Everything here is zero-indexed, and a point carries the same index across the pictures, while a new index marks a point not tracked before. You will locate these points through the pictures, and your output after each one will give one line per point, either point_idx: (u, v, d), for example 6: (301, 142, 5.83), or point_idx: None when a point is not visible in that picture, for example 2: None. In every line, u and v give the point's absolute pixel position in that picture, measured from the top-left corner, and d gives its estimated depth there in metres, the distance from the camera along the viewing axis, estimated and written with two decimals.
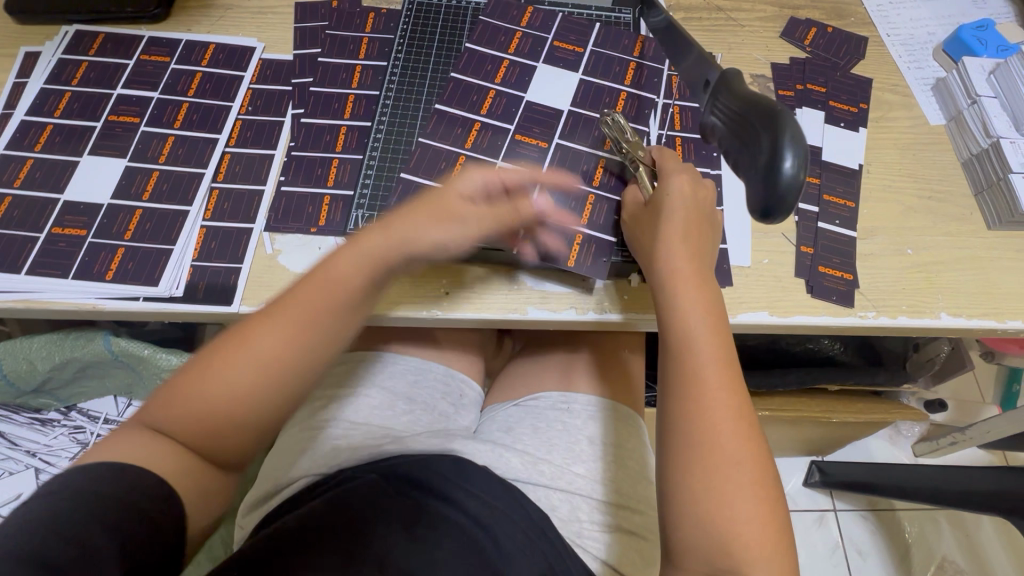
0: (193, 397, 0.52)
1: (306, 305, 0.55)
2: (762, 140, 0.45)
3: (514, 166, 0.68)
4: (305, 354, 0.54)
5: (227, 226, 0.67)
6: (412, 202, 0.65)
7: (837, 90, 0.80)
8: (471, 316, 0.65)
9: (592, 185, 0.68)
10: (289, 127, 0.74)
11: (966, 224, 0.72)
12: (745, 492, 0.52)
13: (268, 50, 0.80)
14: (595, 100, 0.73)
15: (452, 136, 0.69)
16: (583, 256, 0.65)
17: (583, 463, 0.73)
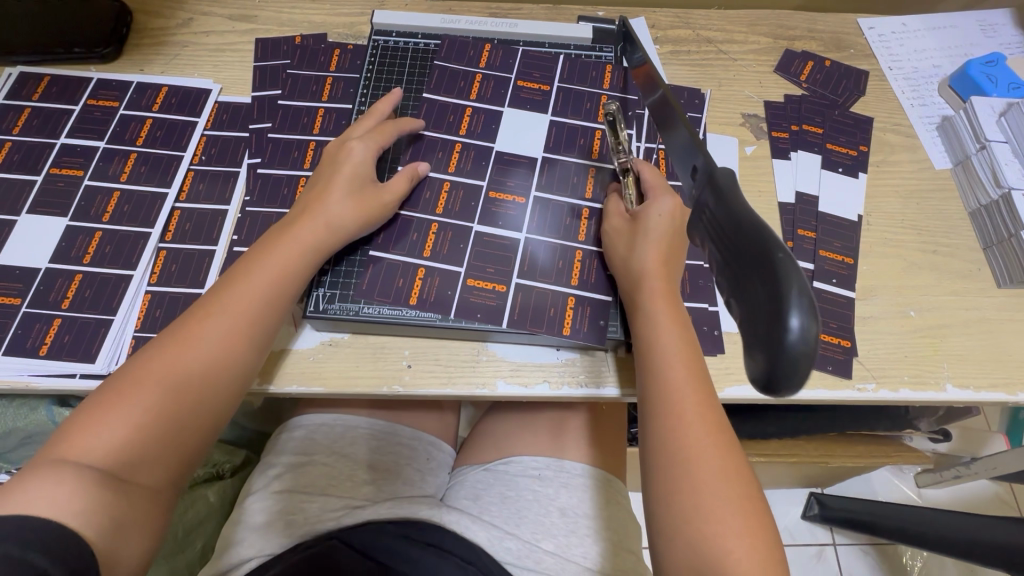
0: (108, 417, 0.47)
1: (234, 301, 0.53)
2: (754, 276, 0.31)
3: (491, 229, 0.63)
4: (237, 347, 0.53)
5: (174, 292, 0.62)
6: (388, 282, 0.60)
7: (834, 131, 0.75)
8: (439, 392, 0.59)
9: (577, 241, 0.63)
10: (244, 179, 0.69)
11: (973, 282, 0.67)
12: (728, 507, 0.47)
13: (225, 92, 0.75)
14: (569, 141, 0.68)
15: (422, 200, 0.64)
16: (567, 328, 0.60)
17: (553, 538, 0.68)
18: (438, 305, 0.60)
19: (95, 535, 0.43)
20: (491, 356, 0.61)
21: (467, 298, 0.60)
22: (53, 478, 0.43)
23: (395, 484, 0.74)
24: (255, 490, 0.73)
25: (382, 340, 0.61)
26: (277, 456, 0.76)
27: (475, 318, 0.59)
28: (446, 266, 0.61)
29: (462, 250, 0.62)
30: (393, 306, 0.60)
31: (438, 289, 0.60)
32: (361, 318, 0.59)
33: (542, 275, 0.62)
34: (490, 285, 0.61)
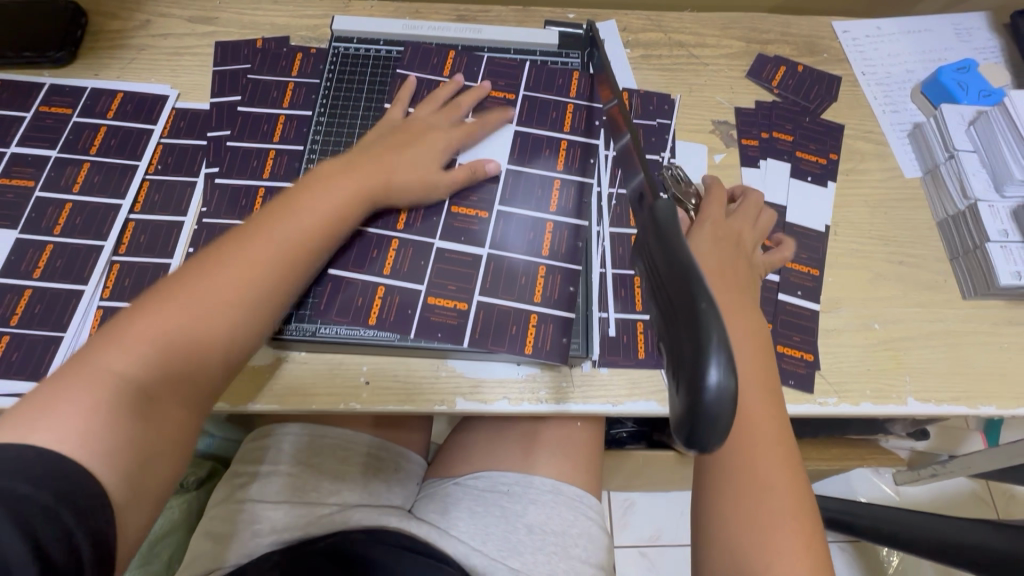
0: (139, 333, 0.46)
1: (276, 237, 0.53)
2: (683, 320, 0.30)
3: (452, 245, 0.62)
4: (273, 295, 0.53)
5: (124, 307, 0.61)
6: (346, 302, 0.59)
7: (804, 139, 0.74)
8: (397, 409, 0.58)
9: (541, 255, 0.62)
10: (201, 189, 0.68)
11: (938, 293, 0.66)
12: (783, 500, 0.49)
13: (183, 98, 0.73)
14: (533, 151, 0.67)
15: (382, 216, 0.63)
16: (526, 346, 0.59)
17: (520, 556, 0.68)
18: (397, 325, 0.59)
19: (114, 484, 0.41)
20: (451, 372, 0.60)
21: (427, 316, 0.59)
22: (67, 406, 0.41)
23: (361, 494, 0.74)
24: (218, 501, 0.72)
25: (338, 357, 0.60)
26: (242, 467, 0.74)
27: (435, 337, 0.58)
28: (406, 284, 0.60)
29: (423, 267, 0.61)
30: (351, 326, 0.59)
31: (397, 308, 0.59)
32: (318, 339, 0.59)
33: (505, 292, 0.60)
34: (452, 303, 0.60)
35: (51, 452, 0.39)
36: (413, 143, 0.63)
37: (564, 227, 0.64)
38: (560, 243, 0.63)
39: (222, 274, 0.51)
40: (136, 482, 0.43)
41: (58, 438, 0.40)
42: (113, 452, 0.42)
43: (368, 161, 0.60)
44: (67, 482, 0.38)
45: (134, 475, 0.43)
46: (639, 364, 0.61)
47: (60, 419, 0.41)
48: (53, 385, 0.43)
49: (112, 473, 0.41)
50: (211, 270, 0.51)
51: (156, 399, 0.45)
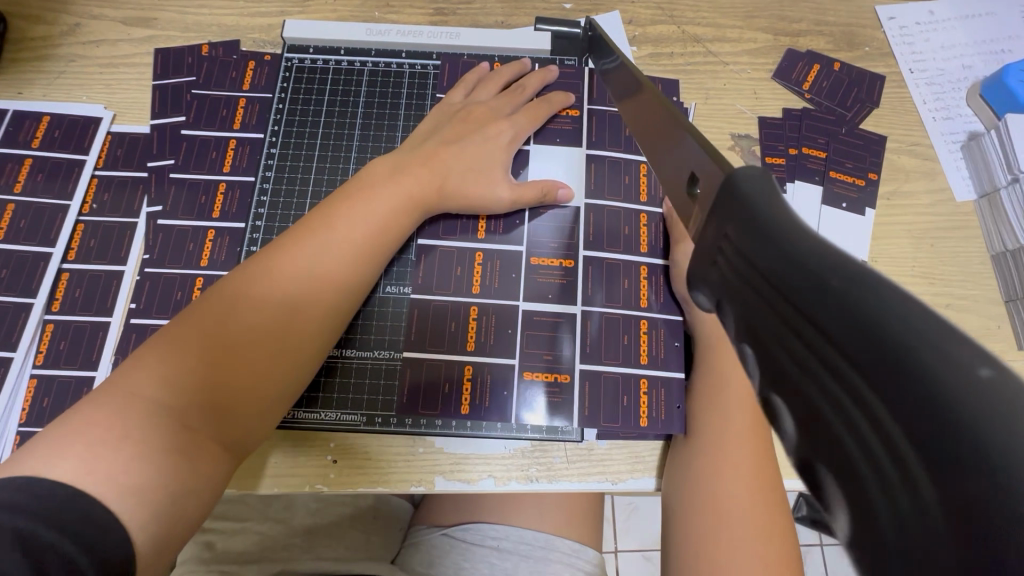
0: (185, 345, 0.43)
1: (335, 236, 0.49)
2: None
3: (538, 305, 0.56)
4: (328, 303, 0.49)
5: (59, 376, 0.54)
6: (433, 391, 0.53)
7: (839, 155, 0.63)
8: (369, 491, 0.51)
9: (641, 307, 0.56)
10: (143, 231, 0.59)
11: (989, 342, 0.57)
12: (749, 554, 0.44)
13: (118, 120, 0.63)
14: (612, 181, 0.60)
15: (455, 281, 0.56)
16: (518, 413, 0.53)
17: None
18: (494, 411, 0.53)
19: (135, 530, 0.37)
20: (429, 448, 0.52)
21: (523, 394, 0.53)
22: (96, 440, 0.38)
23: (341, 550, 0.67)
24: (187, 557, 0.65)
25: (299, 433, 0.52)
26: (213, 520, 0.68)
27: (439, 423, 0.52)
28: (498, 359, 0.54)
29: (512, 337, 0.54)
30: (443, 420, 0.52)
31: (491, 391, 0.53)
32: (300, 425, 0.52)
33: (608, 358, 0.54)
34: (553, 374, 0.54)
35: (80, 488, 0.36)
36: (460, 152, 0.56)
37: (660, 271, 0.57)
38: (659, 289, 0.57)
39: (239, 314, 0.45)
40: (168, 521, 0.39)
41: (81, 472, 0.37)
42: (141, 488, 0.38)
43: (392, 177, 0.53)
44: (92, 526, 0.35)
45: (165, 512, 0.39)
46: (644, 435, 0.53)
47: (88, 446, 0.38)
48: (85, 414, 0.40)
49: (136, 513, 0.37)
50: (226, 316, 0.45)
51: (187, 425, 0.41)
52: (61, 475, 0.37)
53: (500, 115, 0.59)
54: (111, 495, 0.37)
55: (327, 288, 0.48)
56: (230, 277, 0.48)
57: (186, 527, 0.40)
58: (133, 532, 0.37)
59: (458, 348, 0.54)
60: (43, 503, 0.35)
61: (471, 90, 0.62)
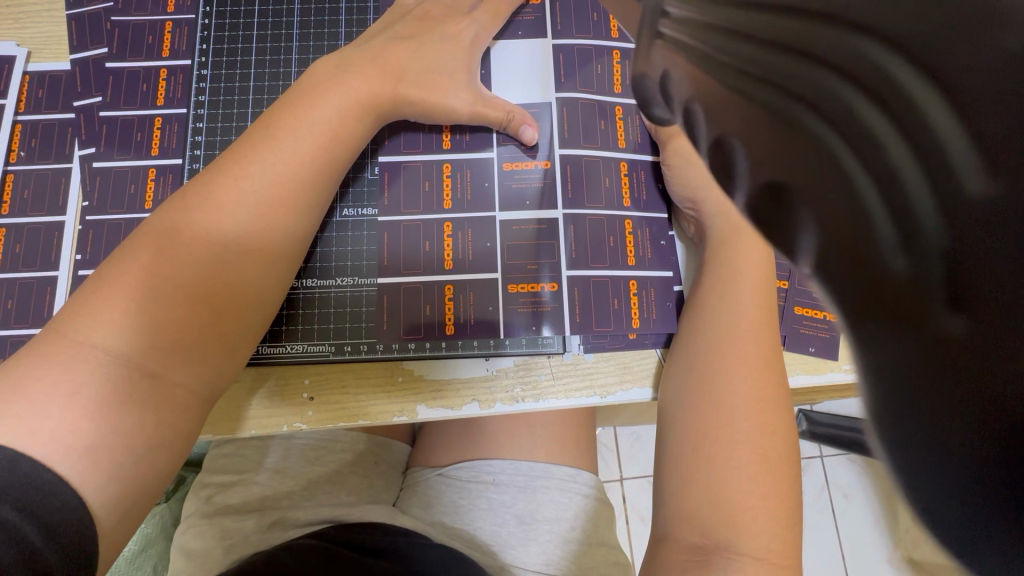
0: (123, 279, 0.40)
1: (284, 154, 0.44)
2: (969, 507, 0.09)
3: (516, 214, 0.52)
4: (286, 228, 0.45)
5: (8, 336, 0.51)
6: (414, 314, 0.50)
7: None
8: (349, 425, 0.49)
9: (623, 207, 0.53)
10: (78, 177, 0.55)
11: None
12: (749, 446, 0.41)
13: (35, 57, 0.57)
14: (584, 73, 0.55)
15: (424, 199, 0.52)
16: (510, 327, 0.50)
17: (511, 548, 0.62)
18: (481, 329, 0.50)
19: (91, 479, 0.35)
20: (408, 376, 0.50)
21: (509, 309, 0.50)
22: (38, 392, 0.36)
23: (340, 493, 0.67)
24: (189, 514, 0.66)
25: (270, 371, 0.49)
26: (209, 475, 0.68)
27: (420, 346, 0.50)
28: (478, 275, 0.51)
29: (492, 250, 0.51)
30: (428, 343, 0.50)
31: (475, 308, 0.50)
32: (270, 361, 0.49)
33: (596, 262, 0.51)
34: (538, 285, 0.51)
35: (22, 453, 0.34)
36: (415, 52, 0.50)
37: (641, 166, 0.53)
38: (641, 187, 0.53)
39: (194, 247, 0.41)
40: (130, 472, 0.37)
41: (24, 426, 0.34)
42: (94, 449, 0.36)
43: (337, 78, 0.47)
44: (39, 491, 0.33)
45: (125, 466, 0.37)
46: (635, 341, 0.51)
47: (31, 404, 0.35)
48: (22, 366, 0.37)
49: (90, 461, 0.35)
50: (170, 254, 0.41)
51: (130, 365, 0.38)
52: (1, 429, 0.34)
53: (455, 12, 0.53)
54: (58, 447, 0.35)
55: (283, 212, 0.45)
56: (163, 210, 0.44)
57: (150, 486, 0.39)
58: (87, 492, 0.35)
59: (432, 269, 0.51)
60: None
61: None
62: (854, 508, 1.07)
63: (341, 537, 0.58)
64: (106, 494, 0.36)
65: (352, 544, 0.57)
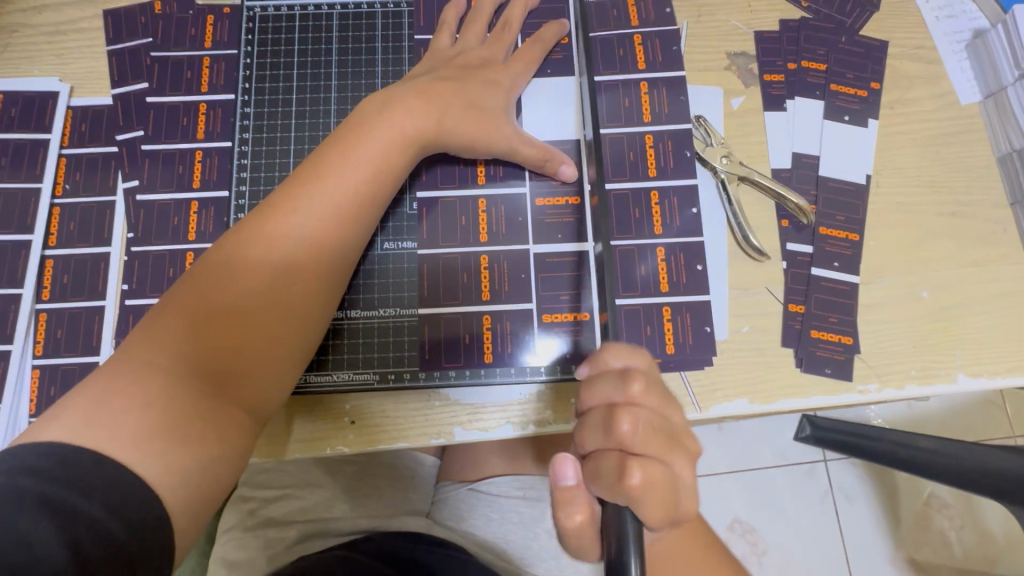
0: (183, 315, 0.42)
1: (329, 195, 0.47)
2: None
3: (548, 246, 0.54)
4: (332, 264, 0.47)
5: (61, 364, 0.53)
6: (453, 342, 0.52)
7: (840, 66, 0.61)
8: (390, 448, 0.52)
9: (655, 235, 0.56)
10: (122, 208, 0.57)
11: (995, 247, 0.57)
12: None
13: (78, 93, 0.59)
14: (611, 110, 0.58)
15: (460, 233, 0.55)
16: (543, 356, 0.52)
17: (542, 562, 0.66)
18: (517, 356, 0.52)
19: (168, 484, 0.37)
20: (448, 403, 0.52)
21: (546, 336, 0.53)
22: (120, 403, 0.38)
23: (376, 503, 0.70)
24: (229, 526, 0.69)
25: (317, 396, 0.52)
26: (250, 489, 0.71)
27: (460, 370, 0.52)
28: (513, 306, 0.53)
29: (527, 281, 0.54)
30: (466, 370, 0.52)
31: (511, 337, 0.53)
32: (316, 389, 0.52)
33: (629, 290, 0.54)
34: (570, 315, 0.53)
35: (107, 454, 0.36)
36: (459, 91, 0.53)
37: (673, 193, 0.56)
38: (672, 213, 0.56)
39: (255, 283, 0.44)
40: (198, 488, 0.39)
41: (107, 435, 0.37)
42: (169, 454, 0.38)
43: (378, 121, 0.50)
44: (123, 490, 0.35)
45: (194, 479, 0.39)
46: (668, 364, 0.53)
47: (114, 414, 0.37)
48: (102, 381, 0.39)
49: (166, 474, 0.37)
50: (231, 289, 0.44)
51: (192, 391, 0.40)
52: (90, 434, 0.36)
53: (493, 62, 0.55)
54: (139, 453, 0.37)
55: (329, 249, 0.47)
56: (221, 242, 0.46)
57: (219, 489, 0.41)
58: (164, 493, 0.37)
59: (470, 298, 0.53)
60: (66, 468, 0.34)
61: (457, 33, 0.57)
62: (859, 515, 1.10)
63: (382, 548, 0.61)
64: (179, 499, 0.38)
65: (392, 556, 0.59)
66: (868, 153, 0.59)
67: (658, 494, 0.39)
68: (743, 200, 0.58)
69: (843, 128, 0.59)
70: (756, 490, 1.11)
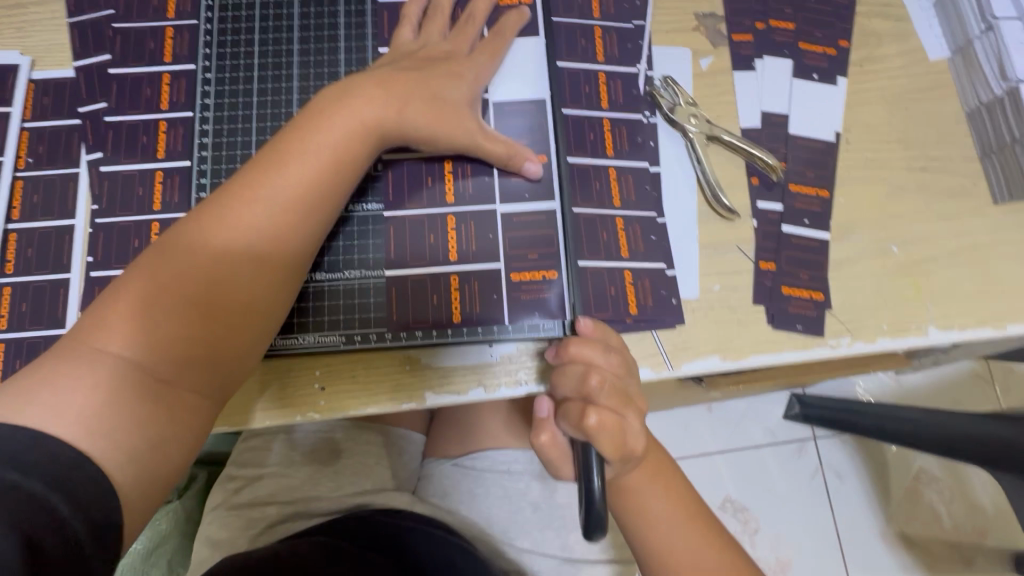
0: (143, 296, 0.41)
1: (294, 178, 0.45)
2: None
3: (516, 205, 0.54)
4: (298, 249, 0.46)
5: (26, 337, 0.52)
6: (421, 302, 0.52)
7: (809, 25, 0.60)
8: (361, 412, 0.51)
9: (614, 207, 0.55)
10: (86, 181, 0.56)
11: (965, 201, 0.57)
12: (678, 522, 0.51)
13: (39, 66, 0.58)
14: (573, 91, 0.57)
15: (426, 193, 0.54)
16: (512, 314, 0.52)
17: (528, 536, 0.66)
18: (485, 314, 0.52)
19: (114, 465, 0.37)
20: (420, 367, 0.52)
21: (516, 295, 0.52)
22: (66, 384, 0.38)
23: (360, 483, 0.69)
24: (215, 505, 0.69)
25: (285, 362, 0.51)
26: (235, 468, 0.71)
27: (427, 324, 0.52)
28: (481, 265, 0.53)
29: (494, 241, 0.53)
30: (435, 329, 0.51)
31: (479, 296, 0.52)
32: (283, 351, 0.51)
33: (591, 254, 0.54)
34: (539, 273, 0.53)
35: (48, 433, 0.36)
36: (422, 82, 0.51)
37: (629, 171, 0.56)
38: (629, 188, 0.56)
39: (205, 276, 0.43)
40: (144, 465, 0.39)
41: (51, 417, 0.37)
42: (116, 434, 0.38)
43: (345, 98, 0.48)
44: (64, 469, 0.35)
45: (142, 457, 0.39)
46: (635, 324, 0.53)
47: (59, 396, 0.38)
48: (56, 359, 0.39)
49: (110, 453, 0.37)
50: (187, 273, 0.43)
51: (143, 377, 0.40)
52: (35, 413, 0.37)
53: (456, 55, 0.54)
54: (84, 435, 0.37)
55: (295, 234, 0.46)
56: (186, 219, 0.45)
57: (171, 464, 0.41)
58: (108, 473, 0.37)
59: (438, 258, 0.53)
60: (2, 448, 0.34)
61: (419, 28, 0.56)
62: (847, 490, 1.11)
63: (362, 528, 0.61)
64: (127, 479, 0.38)
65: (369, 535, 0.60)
66: (836, 110, 0.59)
67: (612, 435, 0.44)
68: (713, 159, 0.57)
69: (812, 86, 0.59)
70: (745, 466, 1.11)
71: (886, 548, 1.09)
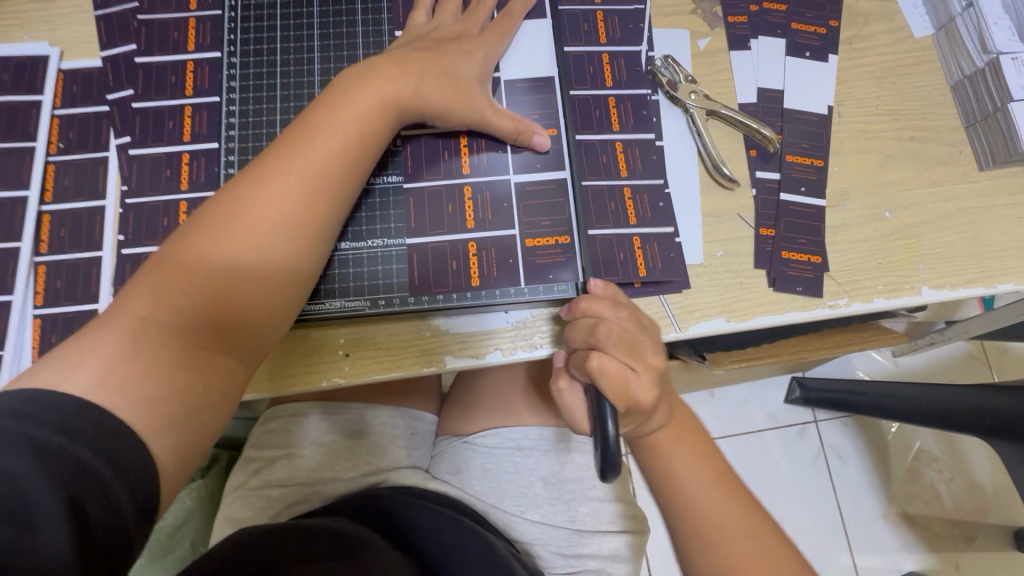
0: (183, 269, 0.44)
1: (321, 155, 0.48)
2: None
3: (529, 176, 0.57)
4: (326, 221, 0.49)
5: (61, 312, 0.55)
6: (441, 267, 0.55)
7: (800, 6, 0.64)
8: (383, 378, 0.54)
9: (621, 177, 0.58)
10: (115, 164, 0.59)
11: (952, 168, 0.60)
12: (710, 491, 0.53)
13: (68, 56, 0.61)
14: (578, 72, 0.60)
15: (444, 166, 0.57)
16: (528, 279, 0.54)
17: (537, 509, 0.68)
18: (503, 278, 0.54)
19: (153, 428, 0.39)
20: (438, 334, 0.54)
21: (531, 261, 0.55)
22: (106, 353, 0.40)
23: (377, 460, 0.71)
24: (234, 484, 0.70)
25: (310, 332, 0.54)
26: (253, 448, 0.72)
27: (450, 287, 0.54)
28: (497, 233, 0.55)
29: (509, 209, 0.56)
30: (455, 293, 0.54)
31: (497, 261, 0.55)
32: (310, 318, 0.53)
33: (600, 222, 0.57)
34: (553, 239, 0.55)
35: (94, 394, 0.38)
36: (435, 59, 0.54)
37: (635, 143, 0.59)
38: (636, 159, 0.59)
39: (239, 248, 0.45)
40: (183, 428, 0.41)
41: (93, 383, 0.39)
42: (153, 400, 0.40)
43: (364, 79, 0.51)
44: (109, 430, 0.37)
45: (180, 421, 0.41)
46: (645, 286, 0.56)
47: (99, 363, 0.39)
48: (96, 329, 0.42)
49: (150, 418, 0.39)
50: (222, 245, 0.45)
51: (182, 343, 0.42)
52: (76, 381, 0.38)
53: (467, 35, 0.57)
54: (125, 399, 0.39)
55: (323, 206, 0.48)
56: (217, 197, 0.47)
57: (207, 428, 0.43)
58: (149, 435, 0.39)
59: (456, 227, 0.55)
60: (53, 407, 0.36)
61: (433, 10, 0.59)
62: (848, 470, 1.13)
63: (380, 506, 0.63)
64: (165, 443, 0.40)
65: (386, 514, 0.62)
66: (829, 85, 0.62)
67: (612, 381, 0.46)
68: (713, 133, 0.60)
69: (805, 63, 0.62)
70: (748, 445, 1.13)
71: (887, 523, 1.11)
